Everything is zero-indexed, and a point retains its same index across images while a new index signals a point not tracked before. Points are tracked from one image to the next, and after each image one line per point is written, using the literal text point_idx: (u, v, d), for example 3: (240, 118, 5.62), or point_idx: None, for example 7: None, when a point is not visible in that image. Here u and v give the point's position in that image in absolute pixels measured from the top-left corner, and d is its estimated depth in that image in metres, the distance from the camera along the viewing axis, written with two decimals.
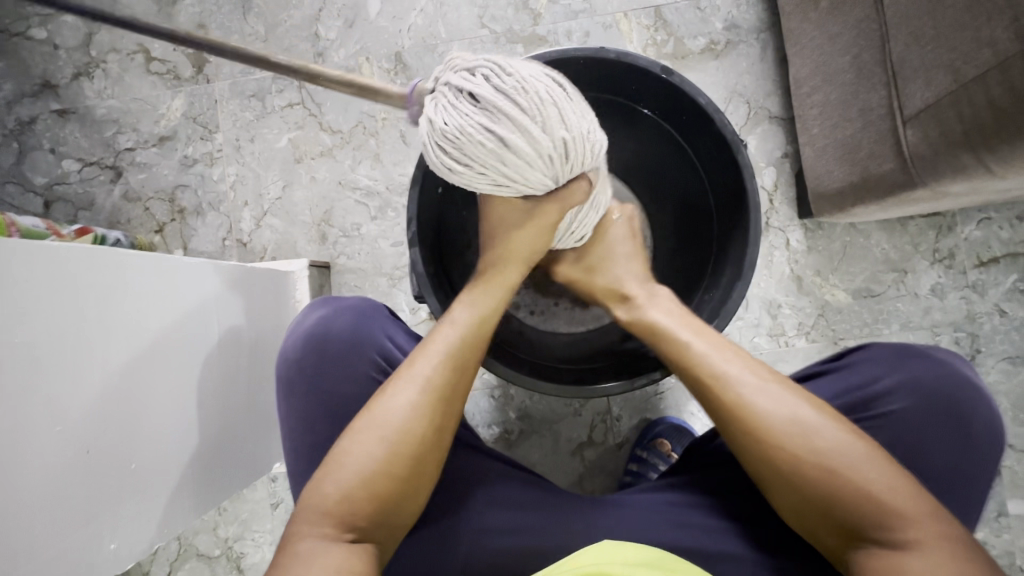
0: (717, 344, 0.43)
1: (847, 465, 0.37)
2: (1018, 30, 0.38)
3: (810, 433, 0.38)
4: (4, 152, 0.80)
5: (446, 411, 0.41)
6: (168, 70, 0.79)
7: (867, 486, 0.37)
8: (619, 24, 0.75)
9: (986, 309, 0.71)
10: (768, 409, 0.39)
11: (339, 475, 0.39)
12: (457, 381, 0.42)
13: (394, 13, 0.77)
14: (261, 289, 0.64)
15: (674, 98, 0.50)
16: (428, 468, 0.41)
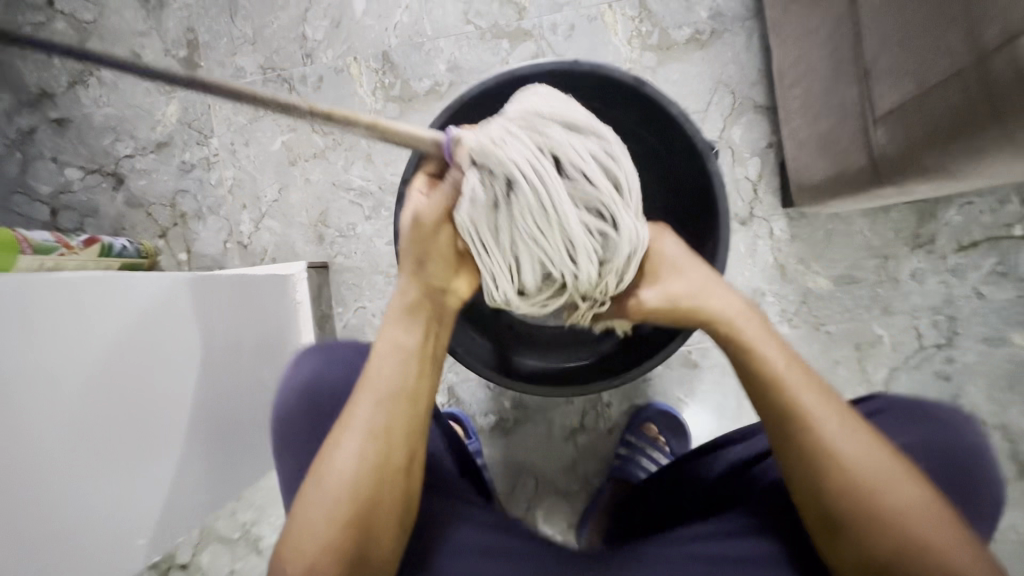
0: (807, 383, 0.42)
1: (920, 520, 0.38)
2: (971, 42, 0.38)
3: (892, 486, 0.39)
4: (8, 162, 0.82)
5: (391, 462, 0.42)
6: (161, 76, 0.80)
7: (937, 545, 0.37)
8: (603, 16, 0.75)
9: (965, 292, 0.73)
10: (859, 458, 0.39)
11: (309, 526, 0.40)
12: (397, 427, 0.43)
13: (380, 12, 0.78)
14: (264, 296, 0.68)
15: (648, 108, 0.52)
16: (381, 519, 0.42)
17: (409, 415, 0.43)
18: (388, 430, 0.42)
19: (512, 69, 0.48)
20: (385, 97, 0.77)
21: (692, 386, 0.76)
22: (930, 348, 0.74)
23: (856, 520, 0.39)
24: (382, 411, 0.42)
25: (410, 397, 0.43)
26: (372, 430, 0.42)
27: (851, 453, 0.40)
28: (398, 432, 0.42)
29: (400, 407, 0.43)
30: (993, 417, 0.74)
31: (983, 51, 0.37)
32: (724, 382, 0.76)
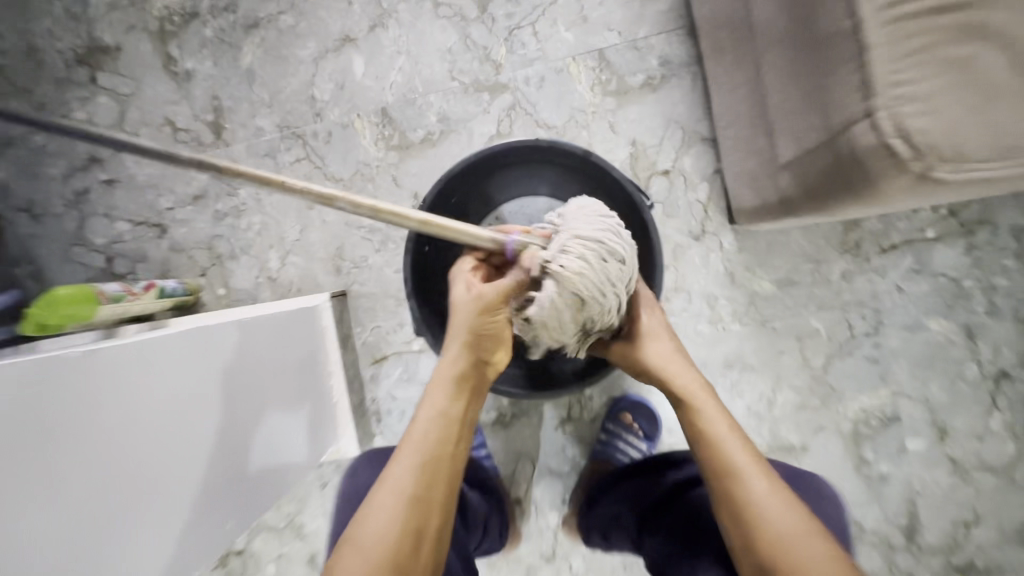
0: (739, 449, 0.55)
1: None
2: (825, 121, 0.52)
3: (793, 546, 0.48)
4: (67, 219, 0.96)
5: (419, 516, 0.50)
6: (193, 138, 0.93)
7: None
8: (568, 68, 0.88)
9: (888, 287, 0.86)
10: (773, 518, 0.50)
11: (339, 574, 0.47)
12: (426, 485, 0.52)
13: (377, 73, 0.90)
14: (301, 339, 0.82)
15: (592, 170, 0.70)
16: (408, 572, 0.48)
17: (439, 482, 0.53)
18: (421, 494, 0.51)
19: (492, 146, 0.67)
20: (386, 146, 0.90)
21: None
22: (860, 336, 0.87)
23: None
24: (415, 477, 0.52)
25: (437, 458, 0.53)
26: (405, 493, 0.51)
27: (774, 516, 0.50)
28: (430, 497, 0.51)
29: (434, 471, 0.53)
30: (915, 391, 0.87)
31: (833, 131, 0.51)
32: None
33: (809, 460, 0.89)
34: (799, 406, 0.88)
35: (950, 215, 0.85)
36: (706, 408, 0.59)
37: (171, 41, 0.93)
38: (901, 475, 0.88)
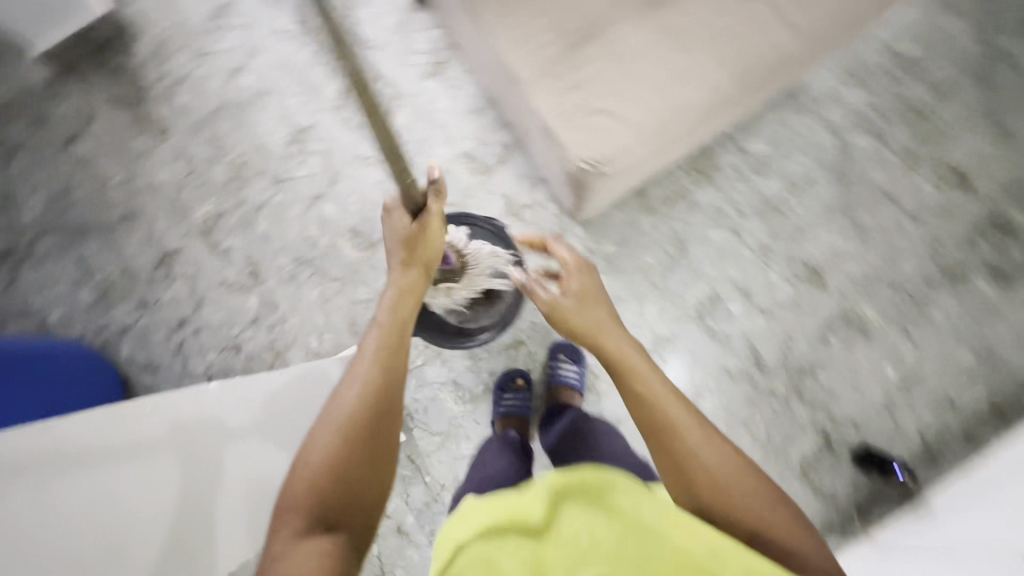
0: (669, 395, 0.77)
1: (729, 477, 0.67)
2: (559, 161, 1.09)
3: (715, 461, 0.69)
4: (174, 363, 1.46)
5: (379, 398, 0.69)
6: (241, 285, 1.47)
7: (737, 485, 0.67)
8: (451, 167, 1.46)
9: (679, 223, 1.42)
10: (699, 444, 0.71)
11: (323, 443, 0.64)
12: (387, 366, 0.73)
13: (342, 210, 1.47)
14: None
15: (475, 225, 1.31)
16: (371, 432, 0.67)
17: (382, 402, 0.69)
18: (369, 401, 0.68)
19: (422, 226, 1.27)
20: (362, 249, 1.46)
21: None
22: (676, 256, 1.41)
23: (707, 483, 0.67)
24: (363, 396, 0.68)
25: (394, 350, 0.76)
26: (359, 409, 0.67)
27: (712, 460, 0.68)
28: (378, 413, 0.68)
29: (373, 393, 0.69)
30: (720, 276, 1.41)
31: (562, 166, 1.08)
32: None
33: (679, 340, 1.40)
34: (659, 310, 1.40)
35: (694, 171, 1.43)
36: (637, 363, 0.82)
37: (212, 234, 1.48)
38: (735, 328, 1.40)
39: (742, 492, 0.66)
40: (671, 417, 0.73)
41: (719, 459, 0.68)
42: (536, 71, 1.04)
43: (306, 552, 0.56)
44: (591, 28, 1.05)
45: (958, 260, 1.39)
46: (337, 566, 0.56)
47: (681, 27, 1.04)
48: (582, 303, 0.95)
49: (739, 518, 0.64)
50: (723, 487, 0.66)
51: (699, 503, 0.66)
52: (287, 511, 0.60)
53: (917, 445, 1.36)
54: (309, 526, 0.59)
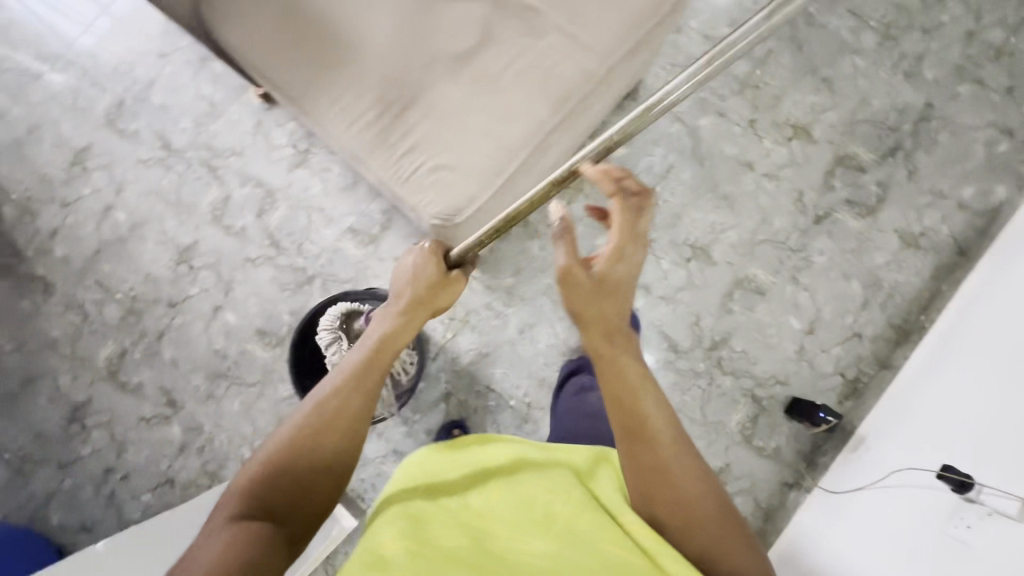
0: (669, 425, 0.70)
1: (700, 506, 0.66)
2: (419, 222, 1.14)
3: (692, 489, 0.67)
4: (110, 515, 1.42)
5: (343, 411, 0.76)
6: (161, 417, 1.45)
7: (708, 514, 0.65)
8: (340, 246, 1.50)
9: (565, 240, 1.48)
10: (684, 478, 0.67)
11: (286, 442, 0.73)
12: (363, 385, 0.79)
13: (243, 315, 1.48)
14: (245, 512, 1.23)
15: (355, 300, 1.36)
16: (330, 440, 0.74)
17: (346, 428, 0.75)
18: (336, 412, 0.75)
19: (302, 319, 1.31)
20: (272, 347, 1.47)
21: (494, 362, 1.45)
22: None
23: (676, 500, 0.66)
24: (331, 417, 0.74)
25: (376, 374, 0.81)
26: (320, 427, 0.73)
27: (681, 482, 0.67)
28: (335, 434, 0.74)
29: (339, 414, 0.75)
30: None
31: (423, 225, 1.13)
32: (504, 351, 1.46)
33: None
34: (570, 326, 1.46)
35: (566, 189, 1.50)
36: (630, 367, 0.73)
37: (119, 374, 1.47)
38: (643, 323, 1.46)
39: (694, 513, 0.65)
40: (663, 430, 0.69)
41: (688, 474, 0.67)
42: (369, 147, 1.09)
43: (234, 532, 0.64)
44: (411, 94, 1.09)
45: (821, 204, 1.49)
46: (254, 549, 0.63)
47: (493, 73, 1.09)
48: (599, 294, 0.78)
49: (684, 523, 0.65)
50: (671, 503, 0.66)
51: (652, 506, 0.67)
52: (231, 497, 0.69)
53: (838, 383, 1.43)
54: (242, 513, 0.67)
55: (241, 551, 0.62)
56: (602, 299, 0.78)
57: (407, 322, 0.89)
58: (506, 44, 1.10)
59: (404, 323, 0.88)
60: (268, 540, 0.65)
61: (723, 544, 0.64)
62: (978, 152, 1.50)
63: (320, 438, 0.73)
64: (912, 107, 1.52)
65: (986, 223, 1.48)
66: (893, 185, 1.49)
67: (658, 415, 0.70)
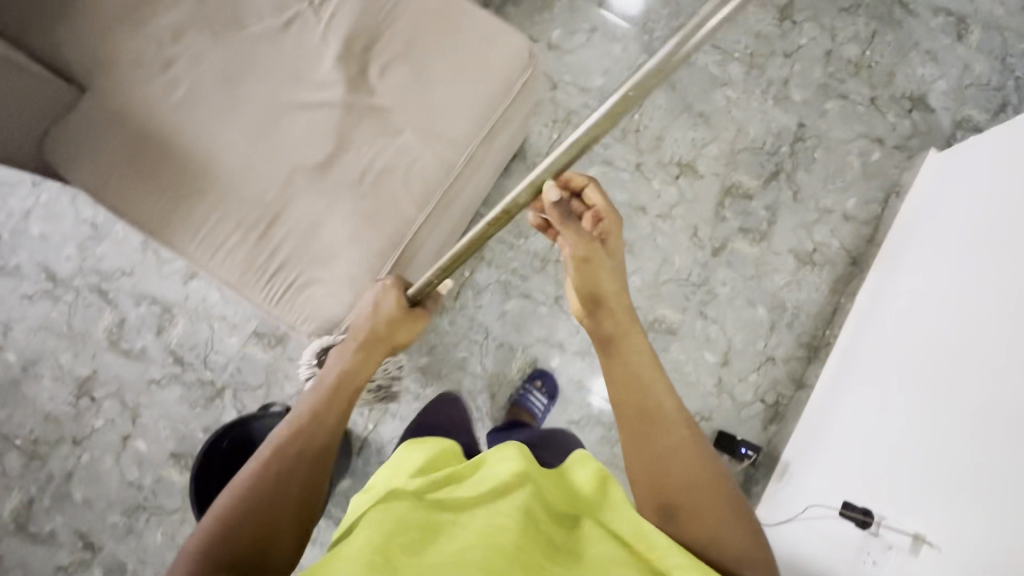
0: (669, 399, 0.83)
1: (696, 477, 0.75)
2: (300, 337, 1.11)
3: (689, 459, 0.77)
4: None
5: (314, 445, 0.82)
6: (79, 564, 1.37)
7: (704, 484, 0.75)
8: (246, 353, 1.46)
9: (474, 311, 1.48)
10: (681, 445, 0.78)
11: (259, 485, 0.74)
12: (330, 419, 0.86)
13: (154, 441, 1.43)
14: None
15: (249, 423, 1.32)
16: (304, 471, 0.78)
17: (307, 469, 0.79)
18: (310, 443, 0.82)
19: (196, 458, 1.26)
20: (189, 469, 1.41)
21: None
22: (485, 341, 1.47)
23: (675, 469, 0.76)
24: (298, 457, 0.79)
25: (342, 407, 0.89)
26: (292, 469, 0.77)
27: (682, 464, 0.76)
28: (300, 478, 0.77)
29: (308, 454, 0.80)
30: (530, 341, 1.48)
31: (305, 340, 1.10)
32: None
33: None
34: (491, 396, 1.45)
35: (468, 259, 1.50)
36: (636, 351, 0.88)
37: (28, 526, 1.39)
38: (563, 381, 1.46)
39: (695, 488, 0.74)
40: (657, 414, 0.81)
41: (688, 451, 0.78)
42: (238, 274, 1.06)
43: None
44: (274, 211, 1.07)
45: (716, 236, 1.53)
46: None
47: (354, 177, 1.09)
48: (592, 273, 0.91)
49: (679, 503, 0.73)
50: (676, 484, 0.75)
51: (661, 492, 0.75)
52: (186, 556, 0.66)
53: (759, 409, 1.46)
54: (210, 570, 0.65)
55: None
56: (611, 282, 0.92)
57: (370, 356, 0.97)
58: (362, 145, 1.10)
59: (366, 357, 0.97)
60: None
61: (711, 529, 0.71)
62: (854, 163, 1.56)
63: (289, 479, 0.76)
64: (786, 130, 1.58)
65: (873, 229, 1.54)
66: (781, 207, 1.54)
67: (659, 404, 0.82)
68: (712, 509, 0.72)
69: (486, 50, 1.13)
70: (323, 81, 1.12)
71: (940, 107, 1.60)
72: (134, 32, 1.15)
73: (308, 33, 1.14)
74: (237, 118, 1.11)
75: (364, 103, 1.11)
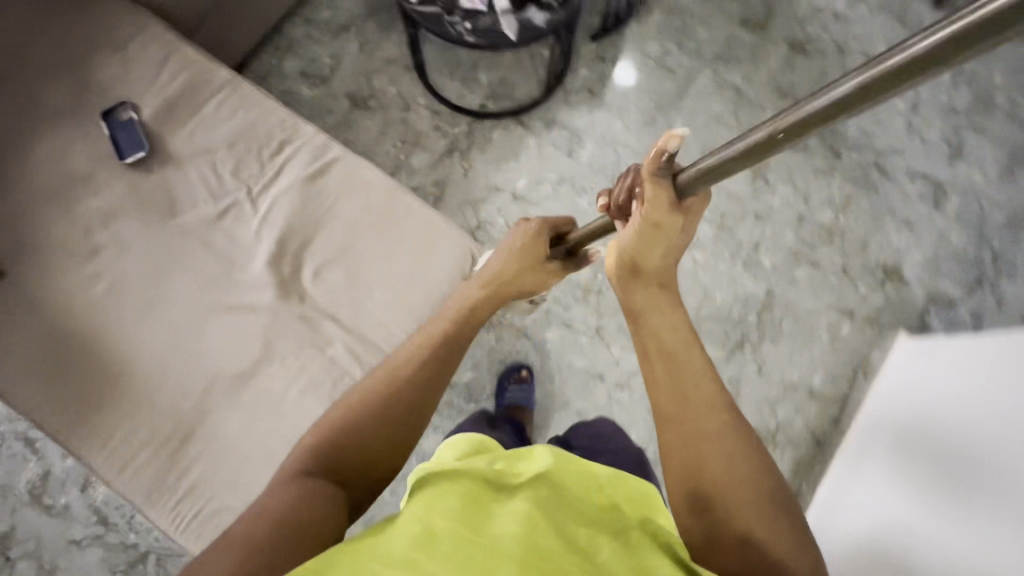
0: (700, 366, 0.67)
1: (737, 475, 0.59)
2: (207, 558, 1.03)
3: (728, 447, 0.61)
4: None
5: (432, 365, 0.74)
6: None
7: (744, 484, 0.59)
8: None
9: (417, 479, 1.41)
10: (721, 453, 0.60)
11: (371, 387, 0.71)
12: (452, 345, 0.77)
13: None
14: None
15: None
16: (407, 385, 0.71)
17: (421, 417, 0.70)
18: (427, 357, 0.74)
19: None
20: None
21: None
22: None
23: (711, 463, 0.60)
24: (418, 387, 0.71)
25: (463, 329, 0.81)
26: (410, 400, 0.69)
27: (721, 457, 0.60)
28: (416, 414, 0.69)
29: (429, 386, 0.72)
30: None
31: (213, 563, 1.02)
32: None
33: None
34: None
35: None
36: (656, 318, 0.70)
37: None
38: None
39: (742, 498, 0.57)
40: (699, 391, 0.64)
41: (731, 444, 0.60)
42: (144, 492, 1.00)
43: (299, 488, 0.60)
44: (188, 426, 1.02)
45: None
46: (310, 508, 0.58)
47: (276, 394, 1.02)
48: (647, 240, 0.68)
49: (716, 500, 0.58)
50: (712, 478, 0.59)
51: (695, 480, 0.60)
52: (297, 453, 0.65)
53: None
54: (311, 469, 0.63)
55: (300, 503, 0.58)
56: (660, 255, 0.71)
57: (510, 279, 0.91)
58: (287, 356, 1.04)
59: (506, 279, 0.91)
60: (324, 496, 0.60)
61: (762, 532, 0.56)
62: (822, 336, 1.50)
63: (403, 403, 0.69)
64: (754, 297, 1.52)
65: (838, 409, 1.47)
66: (744, 380, 1.48)
67: (694, 388, 0.64)
68: (754, 521, 0.56)
69: (428, 258, 1.07)
70: (252, 284, 1.06)
71: (914, 279, 1.54)
72: (58, 213, 1.09)
73: (243, 228, 1.09)
74: (159, 317, 1.06)
75: (293, 312, 1.05)
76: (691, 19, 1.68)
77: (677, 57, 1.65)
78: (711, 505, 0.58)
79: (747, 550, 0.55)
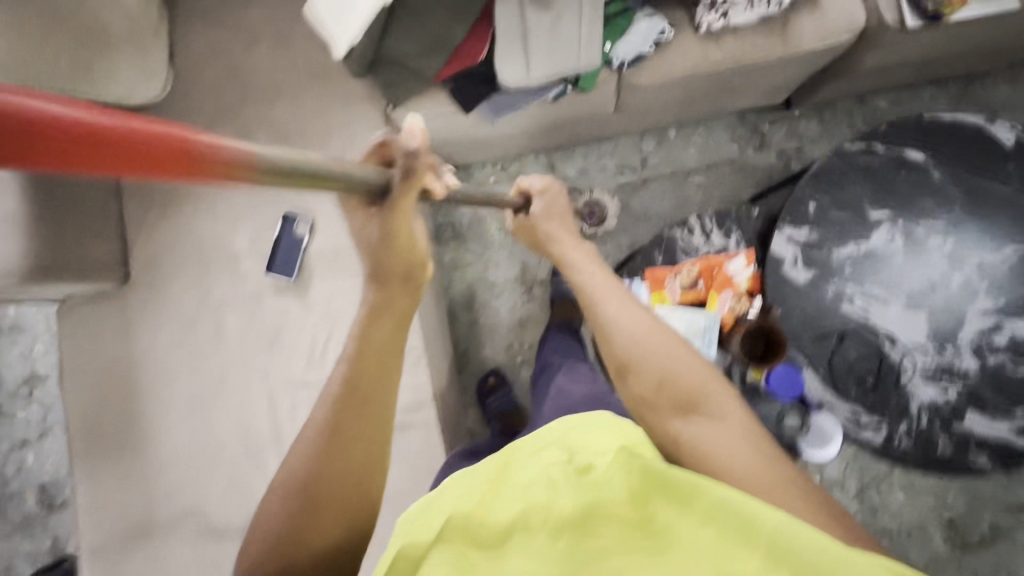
0: (605, 276, 0.88)
1: (643, 334, 0.76)
2: None
3: (639, 330, 0.77)
4: None
5: (351, 367, 0.61)
6: None
7: (656, 348, 0.74)
8: None
9: None
10: (620, 314, 0.80)
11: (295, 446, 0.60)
12: (371, 358, 0.62)
13: (40, 464, 1.56)
14: None
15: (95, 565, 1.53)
16: (328, 395, 0.61)
17: (348, 467, 0.59)
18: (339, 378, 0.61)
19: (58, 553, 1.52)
20: (41, 505, 1.54)
21: None
22: None
23: (635, 348, 0.75)
24: (334, 440, 0.59)
25: (386, 341, 0.64)
26: (335, 449, 0.59)
27: (617, 319, 0.79)
28: (349, 461, 0.59)
29: (350, 395, 0.60)
30: None
31: None
32: None
33: None
34: None
35: None
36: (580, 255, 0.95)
37: None
38: None
39: (659, 375, 0.71)
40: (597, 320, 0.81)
41: (628, 347, 0.76)
42: (89, 543, 1.08)
43: None
44: (150, 525, 1.07)
45: None
46: None
47: (223, 568, 1.05)
48: (384, 252, 0.65)
49: (656, 370, 0.72)
50: (619, 349, 0.77)
51: (608, 351, 0.78)
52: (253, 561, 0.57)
53: None
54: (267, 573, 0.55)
55: None
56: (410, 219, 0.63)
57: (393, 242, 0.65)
58: None
59: (387, 241, 0.64)
60: None
61: (682, 372, 0.71)
62: None
63: (336, 469, 0.59)
64: None
65: None
66: None
67: (604, 298, 0.83)
68: (679, 370, 0.71)
69: None
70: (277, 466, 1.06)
71: None
72: (192, 272, 1.11)
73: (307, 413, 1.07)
74: (194, 422, 1.08)
75: None
76: (899, 474, 1.36)
77: (844, 496, 1.37)
78: (651, 404, 0.70)
79: (692, 412, 0.67)
